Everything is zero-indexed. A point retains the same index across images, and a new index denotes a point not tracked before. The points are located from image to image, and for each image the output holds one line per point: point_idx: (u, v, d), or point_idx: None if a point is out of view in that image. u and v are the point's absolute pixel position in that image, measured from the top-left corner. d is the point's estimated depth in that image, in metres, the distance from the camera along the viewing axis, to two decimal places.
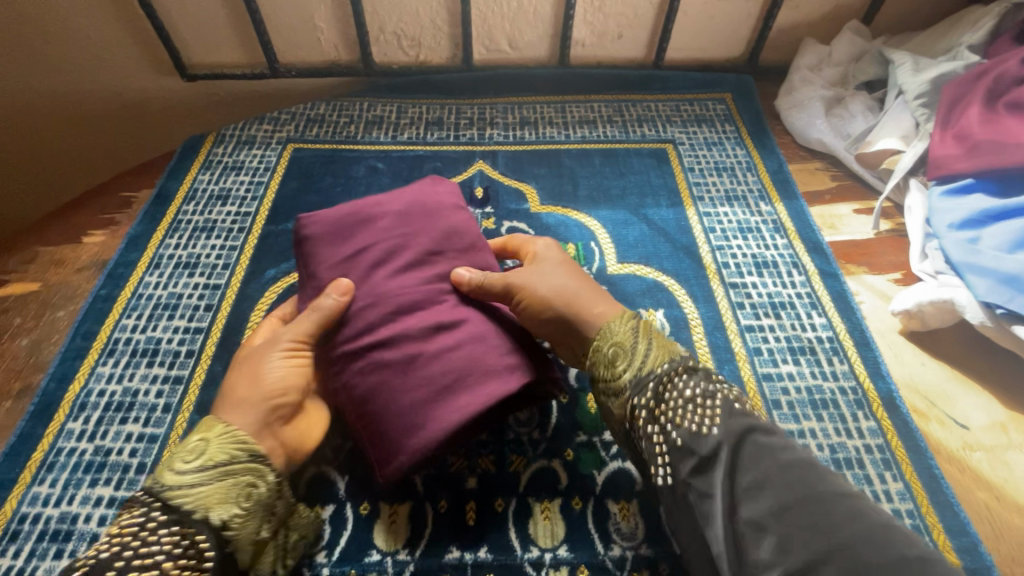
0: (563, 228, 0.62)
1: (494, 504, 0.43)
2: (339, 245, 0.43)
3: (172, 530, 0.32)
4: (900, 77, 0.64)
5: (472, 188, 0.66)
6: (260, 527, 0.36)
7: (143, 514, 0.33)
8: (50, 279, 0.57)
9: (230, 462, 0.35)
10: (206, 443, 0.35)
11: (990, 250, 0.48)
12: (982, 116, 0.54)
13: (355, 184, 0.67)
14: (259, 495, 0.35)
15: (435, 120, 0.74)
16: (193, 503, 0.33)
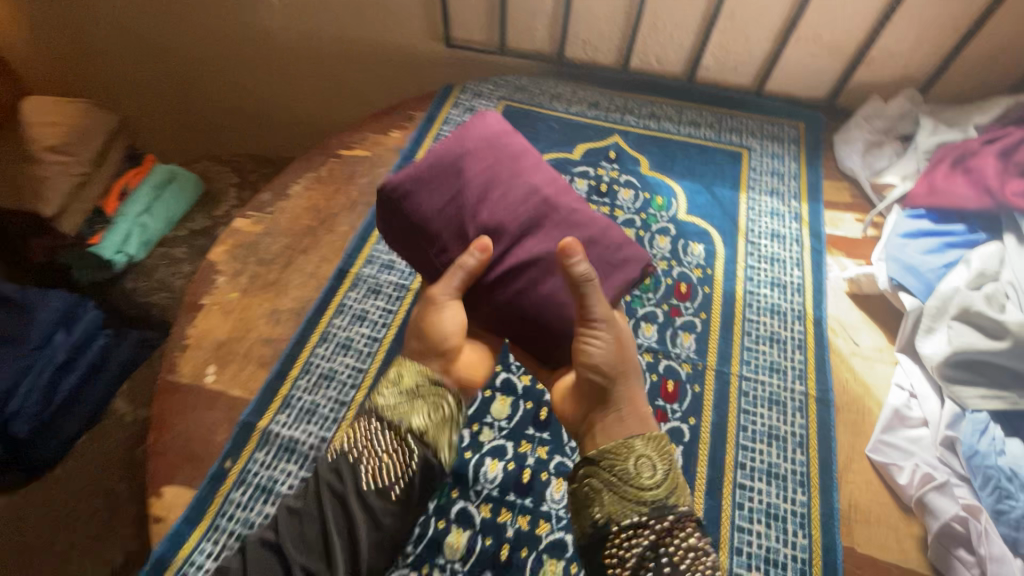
0: (658, 186, 1.00)
1: None
2: (441, 194, 0.62)
3: (388, 432, 0.59)
4: (919, 136, 0.94)
5: (608, 151, 1.06)
6: (448, 433, 0.60)
7: (368, 424, 0.60)
8: (374, 152, 1.06)
9: (418, 387, 0.60)
10: (409, 377, 0.61)
11: (909, 250, 0.81)
12: (944, 171, 0.84)
13: (539, 135, 1.09)
14: (444, 410, 0.60)
15: (594, 102, 1.14)
16: (400, 415, 0.59)
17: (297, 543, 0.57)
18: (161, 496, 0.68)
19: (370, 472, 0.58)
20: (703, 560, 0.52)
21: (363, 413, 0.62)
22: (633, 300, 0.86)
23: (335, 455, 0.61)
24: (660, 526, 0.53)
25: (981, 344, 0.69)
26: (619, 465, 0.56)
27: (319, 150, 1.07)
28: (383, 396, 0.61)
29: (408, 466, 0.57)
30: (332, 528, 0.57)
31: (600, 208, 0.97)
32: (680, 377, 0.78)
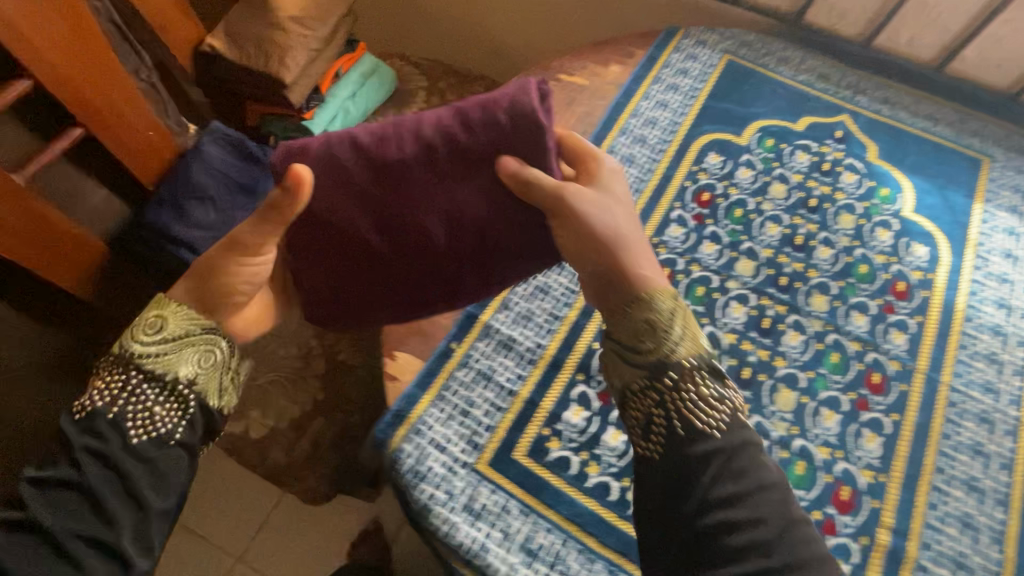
0: (885, 178, 0.95)
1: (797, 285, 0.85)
2: (375, 237, 0.62)
3: (162, 392, 0.57)
4: None
5: (835, 129, 1.00)
6: (208, 367, 0.61)
7: (121, 375, 0.57)
8: (593, 82, 1.04)
9: (188, 332, 0.60)
10: (174, 325, 0.60)
11: None
12: None
13: (763, 97, 1.04)
14: (215, 355, 0.61)
15: (824, 75, 1.07)
16: (165, 366, 0.58)
17: (79, 510, 0.51)
18: (395, 360, 0.75)
19: (152, 419, 0.56)
20: (716, 411, 0.57)
21: (116, 354, 0.58)
22: (846, 286, 0.84)
23: (81, 409, 0.56)
24: (694, 385, 0.58)
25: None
26: (622, 323, 0.63)
27: (537, 71, 1.06)
28: (140, 343, 0.59)
29: (184, 406, 0.58)
30: (98, 479, 0.53)
31: (820, 187, 0.94)
32: (887, 372, 0.78)
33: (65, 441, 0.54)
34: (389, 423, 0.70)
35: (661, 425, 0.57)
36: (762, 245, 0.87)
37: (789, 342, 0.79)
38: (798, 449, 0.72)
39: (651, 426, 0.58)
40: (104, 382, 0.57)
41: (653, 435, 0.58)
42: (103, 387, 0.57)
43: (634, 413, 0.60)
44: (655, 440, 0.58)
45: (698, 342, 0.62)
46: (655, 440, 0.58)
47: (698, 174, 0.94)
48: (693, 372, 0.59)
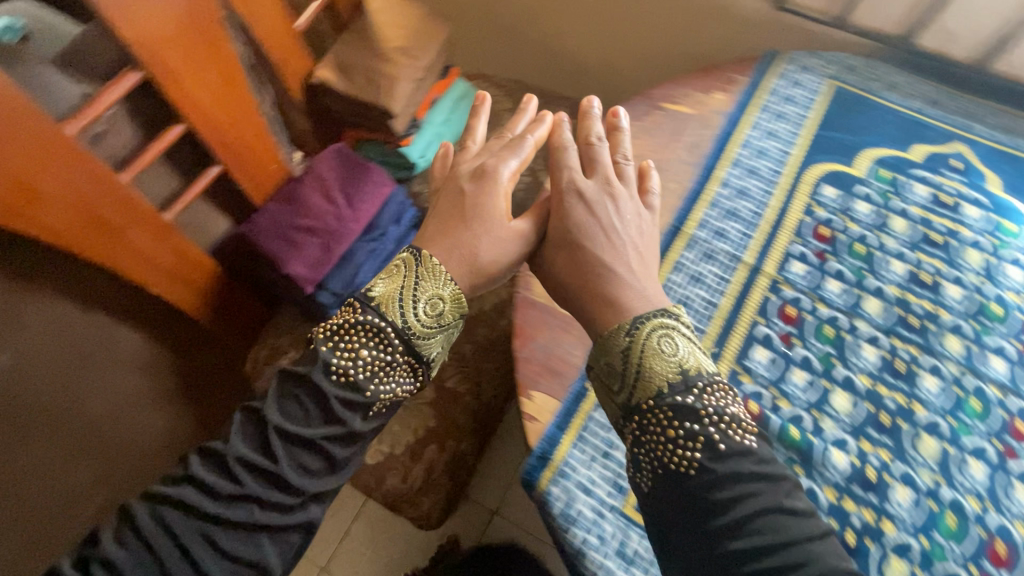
0: (1010, 210, 0.93)
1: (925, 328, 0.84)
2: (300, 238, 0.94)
3: (406, 361, 0.67)
4: None
5: (954, 161, 0.98)
6: (437, 347, 0.71)
7: (392, 345, 0.66)
8: (699, 111, 1.04)
9: (451, 316, 0.71)
10: (431, 289, 0.70)
11: None
12: None
13: (875, 124, 1.02)
14: (453, 332, 0.73)
15: (938, 101, 1.04)
16: (427, 346, 0.69)
17: (292, 420, 0.63)
18: (533, 401, 0.77)
19: (388, 395, 0.66)
20: (715, 412, 0.62)
21: (377, 330, 0.66)
22: (979, 328, 0.83)
23: (335, 369, 0.64)
24: (702, 385, 0.64)
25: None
26: (660, 344, 0.67)
27: (640, 100, 1.07)
28: (407, 320, 0.67)
29: (410, 373, 0.68)
30: (332, 418, 0.64)
31: (942, 221, 0.92)
32: None
33: (318, 391, 0.64)
34: (535, 465, 0.73)
35: (701, 438, 0.61)
36: (890, 284, 0.86)
37: (927, 386, 0.79)
38: (950, 501, 0.72)
39: (691, 443, 0.61)
40: (361, 342, 0.65)
41: (688, 445, 0.61)
42: (336, 335, 0.66)
43: (680, 434, 0.62)
44: (688, 443, 0.61)
45: (664, 338, 0.67)
46: (693, 447, 0.61)
47: (814, 209, 0.93)
48: (693, 377, 0.65)
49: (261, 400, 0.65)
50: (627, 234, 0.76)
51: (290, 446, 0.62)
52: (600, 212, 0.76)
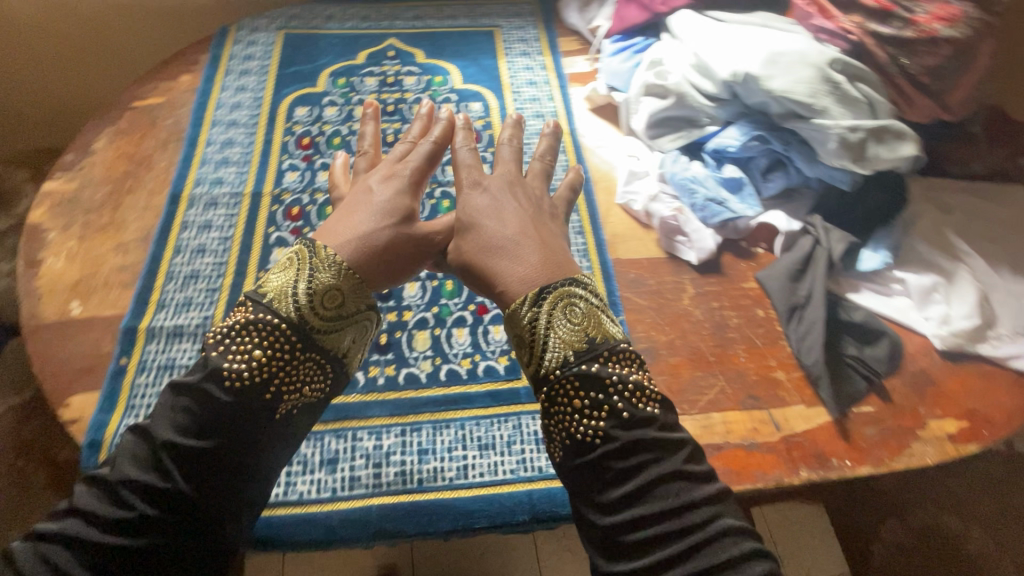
0: (434, 69, 1.21)
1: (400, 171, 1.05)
2: None
3: (316, 361, 0.62)
4: (579, 24, 1.28)
5: (388, 51, 1.23)
6: (352, 338, 0.66)
7: (250, 338, 0.59)
8: (171, 97, 1.12)
9: (363, 306, 0.66)
10: (326, 274, 0.64)
11: (619, 63, 1.12)
12: (632, 8, 1.12)
13: (323, 49, 1.22)
14: (371, 326, 0.68)
15: (365, 16, 1.29)
16: (333, 342, 0.63)
17: (181, 429, 0.54)
18: (69, 405, 0.76)
19: (291, 398, 0.60)
20: (615, 367, 0.59)
21: (273, 326, 0.60)
22: None
23: (228, 374, 0.57)
24: (605, 355, 0.59)
25: (659, 105, 1.02)
26: (557, 310, 0.61)
27: (114, 109, 1.10)
28: (275, 303, 0.61)
29: (318, 373, 0.62)
30: (235, 439, 0.56)
31: (392, 96, 1.15)
32: None
33: (196, 390, 0.56)
34: (89, 453, 0.72)
35: (594, 388, 0.57)
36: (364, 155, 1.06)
37: None
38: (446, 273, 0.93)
39: (581, 396, 0.57)
40: (252, 342, 0.58)
41: (580, 397, 0.57)
42: (225, 337, 0.59)
43: (568, 388, 0.58)
44: (579, 397, 0.57)
45: (562, 304, 0.61)
46: (583, 397, 0.57)
47: (292, 129, 1.08)
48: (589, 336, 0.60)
49: (151, 414, 0.57)
50: (496, 178, 0.75)
51: (194, 462, 0.53)
52: (488, 186, 0.73)
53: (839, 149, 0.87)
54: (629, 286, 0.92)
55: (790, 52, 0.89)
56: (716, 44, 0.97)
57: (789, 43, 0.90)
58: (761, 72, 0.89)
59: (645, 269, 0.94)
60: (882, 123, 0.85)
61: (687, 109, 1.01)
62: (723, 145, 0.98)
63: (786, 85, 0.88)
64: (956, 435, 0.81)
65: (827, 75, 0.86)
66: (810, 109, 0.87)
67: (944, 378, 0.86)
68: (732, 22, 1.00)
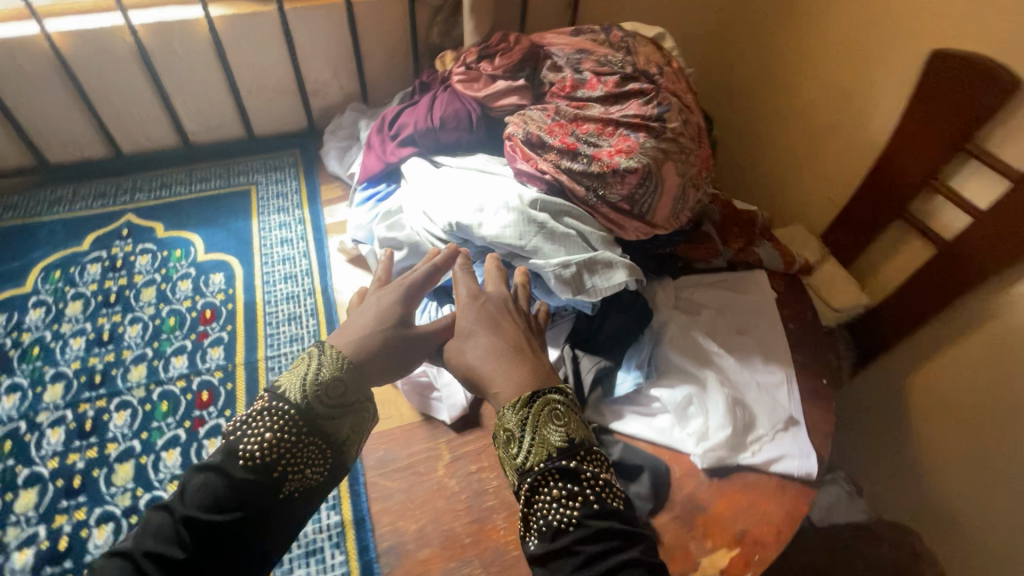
0: (175, 242, 1.11)
1: (112, 372, 0.89)
2: None
3: (315, 446, 0.67)
4: (337, 170, 1.26)
5: (120, 231, 1.12)
6: (352, 426, 0.71)
7: (269, 425, 0.66)
8: None
9: (357, 393, 0.71)
10: (328, 365, 0.71)
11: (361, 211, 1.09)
12: (370, 156, 1.12)
13: (40, 241, 1.08)
14: (368, 413, 0.72)
15: (100, 194, 1.19)
16: (334, 423, 0.69)
17: (200, 506, 0.60)
18: None
19: (296, 481, 0.66)
20: (590, 469, 0.67)
21: (281, 414, 0.67)
22: (160, 344, 0.94)
23: (241, 456, 0.64)
24: (581, 460, 0.68)
25: (397, 258, 0.98)
26: (540, 415, 0.69)
27: None
28: (297, 394, 0.68)
29: (315, 461, 0.67)
30: (255, 516, 0.62)
31: (118, 282, 1.03)
32: (213, 384, 0.89)
33: (219, 471, 0.63)
34: None
35: (578, 478, 0.67)
36: (69, 361, 0.90)
37: (116, 424, 0.83)
38: (146, 504, 0.75)
39: (561, 482, 0.66)
40: (265, 426, 0.66)
41: (558, 482, 0.66)
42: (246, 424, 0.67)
43: (550, 474, 0.67)
44: (561, 480, 0.66)
45: (550, 417, 0.69)
46: (564, 480, 0.66)
47: None
48: (571, 442, 0.68)
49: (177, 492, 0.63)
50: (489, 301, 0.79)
51: (211, 532, 0.59)
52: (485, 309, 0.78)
53: (559, 284, 0.87)
54: (375, 466, 0.82)
55: (495, 199, 0.90)
56: (436, 193, 0.97)
57: (496, 189, 0.92)
58: (472, 221, 0.90)
59: (395, 441, 0.85)
60: (591, 256, 0.87)
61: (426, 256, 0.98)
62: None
63: (496, 230, 0.88)
64: (727, 568, 0.76)
65: (530, 215, 0.88)
66: (524, 250, 0.88)
67: (709, 500, 0.83)
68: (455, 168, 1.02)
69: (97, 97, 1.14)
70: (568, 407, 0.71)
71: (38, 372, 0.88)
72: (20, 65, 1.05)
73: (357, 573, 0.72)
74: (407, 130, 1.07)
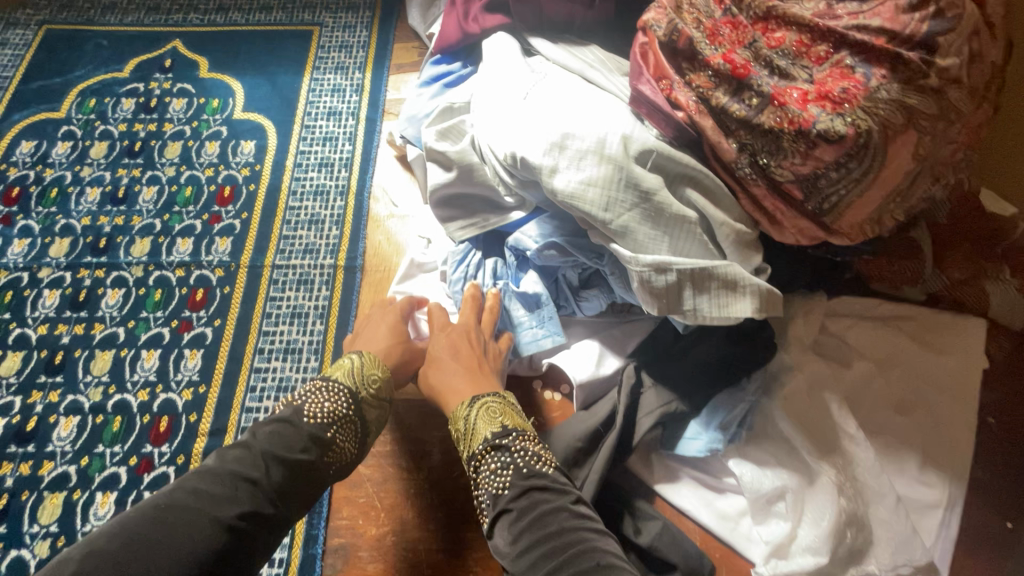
0: (215, 89, 0.93)
1: (117, 239, 0.79)
2: None
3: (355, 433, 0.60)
4: (417, 26, 0.95)
5: (163, 61, 0.95)
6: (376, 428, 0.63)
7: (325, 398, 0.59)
8: None
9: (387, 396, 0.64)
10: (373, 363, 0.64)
11: (423, 96, 0.80)
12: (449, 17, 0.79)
13: (85, 56, 0.96)
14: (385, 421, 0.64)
15: (154, 7, 1.01)
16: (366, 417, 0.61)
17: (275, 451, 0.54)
18: None
19: (339, 453, 0.58)
20: (519, 445, 0.58)
21: (338, 385, 0.61)
22: (169, 218, 0.81)
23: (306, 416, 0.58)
24: (513, 438, 0.59)
25: (442, 179, 0.69)
26: (472, 407, 0.62)
27: None
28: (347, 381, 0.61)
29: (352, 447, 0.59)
30: (304, 479, 0.54)
31: (146, 127, 0.89)
32: (210, 283, 0.77)
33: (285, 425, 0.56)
34: None
35: (506, 459, 0.58)
36: (80, 215, 0.81)
37: (108, 302, 0.75)
38: (114, 406, 0.69)
39: (491, 462, 0.58)
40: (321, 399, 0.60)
41: (490, 463, 0.58)
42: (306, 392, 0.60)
43: (482, 460, 0.59)
44: (491, 463, 0.58)
45: (483, 405, 0.62)
46: (492, 461, 0.58)
47: (6, 173, 0.84)
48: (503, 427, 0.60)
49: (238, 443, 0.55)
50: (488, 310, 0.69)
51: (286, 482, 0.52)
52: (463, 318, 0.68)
53: (644, 293, 0.58)
54: None
55: (587, 133, 0.58)
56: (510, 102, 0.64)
57: (596, 117, 0.59)
58: (544, 162, 0.59)
59: None
60: (706, 264, 0.56)
61: (479, 187, 0.69)
62: (521, 246, 0.67)
63: (572, 187, 0.57)
64: None
65: (630, 177, 0.56)
66: (606, 227, 0.58)
67: None
68: (549, 62, 0.67)
69: None
70: (499, 396, 0.63)
71: (51, 220, 0.81)
72: None
73: (297, 563, 0.62)
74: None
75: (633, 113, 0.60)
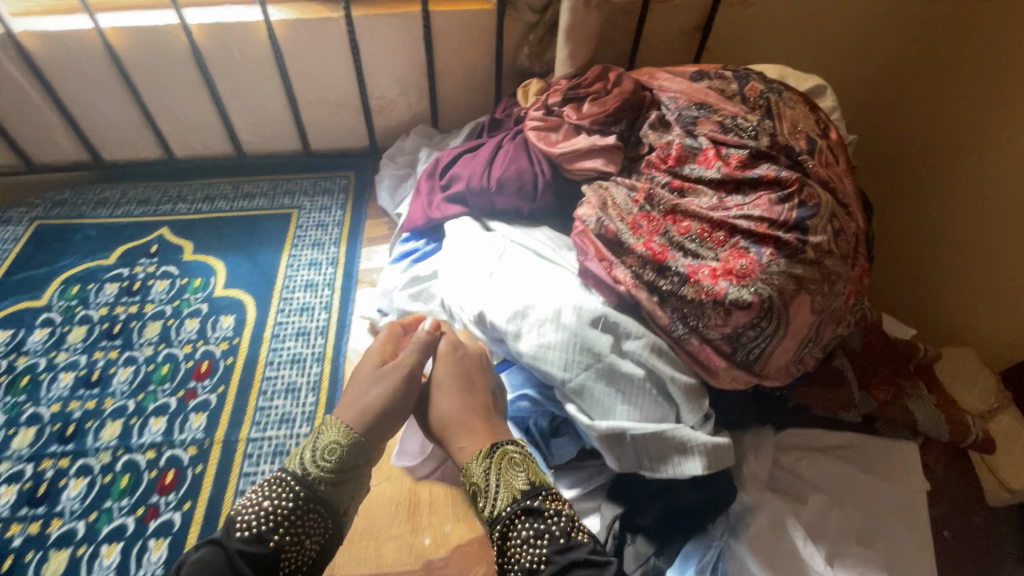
0: (197, 269, 1.00)
1: (86, 424, 0.79)
2: None
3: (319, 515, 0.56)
4: (387, 206, 1.09)
5: (150, 247, 1.04)
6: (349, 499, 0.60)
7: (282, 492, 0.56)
8: None
9: (353, 467, 0.60)
10: (329, 438, 0.60)
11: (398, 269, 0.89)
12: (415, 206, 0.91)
13: (73, 246, 1.03)
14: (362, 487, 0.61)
15: (145, 199, 1.12)
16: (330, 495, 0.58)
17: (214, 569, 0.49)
18: None
19: (301, 548, 0.54)
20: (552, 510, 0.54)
21: (280, 481, 0.57)
22: (143, 398, 0.83)
23: (242, 526, 0.53)
24: (543, 499, 0.55)
25: None
26: (498, 463, 0.58)
27: None
28: (304, 466, 0.58)
29: (318, 532, 0.56)
30: None
31: (128, 309, 0.94)
32: (182, 463, 0.76)
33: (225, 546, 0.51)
34: None
35: (540, 526, 0.53)
36: (50, 402, 0.82)
37: (70, 494, 0.73)
38: None
39: (524, 527, 0.54)
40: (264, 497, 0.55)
41: (523, 528, 0.54)
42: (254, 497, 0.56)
43: (514, 526, 0.54)
44: (524, 528, 0.54)
45: (512, 460, 0.58)
46: (524, 526, 0.54)
47: None
48: (534, 487, 0.56)
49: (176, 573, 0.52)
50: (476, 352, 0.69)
51: None
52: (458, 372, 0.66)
53: (605, 452, 0.65)
54: None
55: (547, 306, 0.68)
56: (479, 275, 0.74)
57: (553, 292, 0.69)
58: (509, 327, 0.68)
59: None
60: (657, 429, 0.63)
61: None
62: None
63: (534, 350, 0.66)
64: None
65: (584, 341, 0.65)
66: (564, 386, 0.66)
67: None
68: (509, 239, 0.79)
69: (152, 98, 1.06)
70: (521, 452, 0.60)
71: (19, 411, 0.81)
72: (77, 61, 0.99)
73: None
74: (458, 185, 0.86)
75: (581, 285, 0.71)
